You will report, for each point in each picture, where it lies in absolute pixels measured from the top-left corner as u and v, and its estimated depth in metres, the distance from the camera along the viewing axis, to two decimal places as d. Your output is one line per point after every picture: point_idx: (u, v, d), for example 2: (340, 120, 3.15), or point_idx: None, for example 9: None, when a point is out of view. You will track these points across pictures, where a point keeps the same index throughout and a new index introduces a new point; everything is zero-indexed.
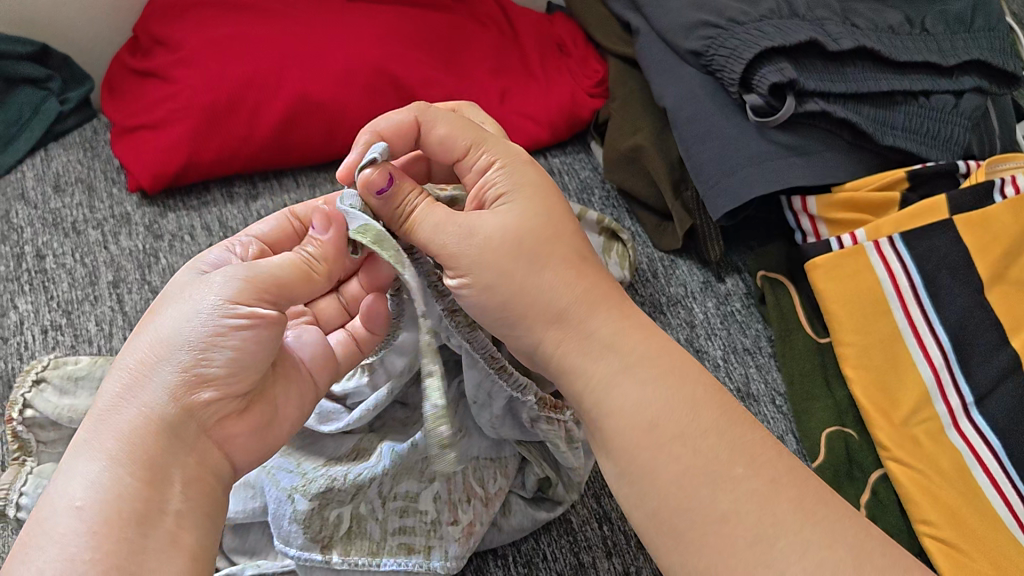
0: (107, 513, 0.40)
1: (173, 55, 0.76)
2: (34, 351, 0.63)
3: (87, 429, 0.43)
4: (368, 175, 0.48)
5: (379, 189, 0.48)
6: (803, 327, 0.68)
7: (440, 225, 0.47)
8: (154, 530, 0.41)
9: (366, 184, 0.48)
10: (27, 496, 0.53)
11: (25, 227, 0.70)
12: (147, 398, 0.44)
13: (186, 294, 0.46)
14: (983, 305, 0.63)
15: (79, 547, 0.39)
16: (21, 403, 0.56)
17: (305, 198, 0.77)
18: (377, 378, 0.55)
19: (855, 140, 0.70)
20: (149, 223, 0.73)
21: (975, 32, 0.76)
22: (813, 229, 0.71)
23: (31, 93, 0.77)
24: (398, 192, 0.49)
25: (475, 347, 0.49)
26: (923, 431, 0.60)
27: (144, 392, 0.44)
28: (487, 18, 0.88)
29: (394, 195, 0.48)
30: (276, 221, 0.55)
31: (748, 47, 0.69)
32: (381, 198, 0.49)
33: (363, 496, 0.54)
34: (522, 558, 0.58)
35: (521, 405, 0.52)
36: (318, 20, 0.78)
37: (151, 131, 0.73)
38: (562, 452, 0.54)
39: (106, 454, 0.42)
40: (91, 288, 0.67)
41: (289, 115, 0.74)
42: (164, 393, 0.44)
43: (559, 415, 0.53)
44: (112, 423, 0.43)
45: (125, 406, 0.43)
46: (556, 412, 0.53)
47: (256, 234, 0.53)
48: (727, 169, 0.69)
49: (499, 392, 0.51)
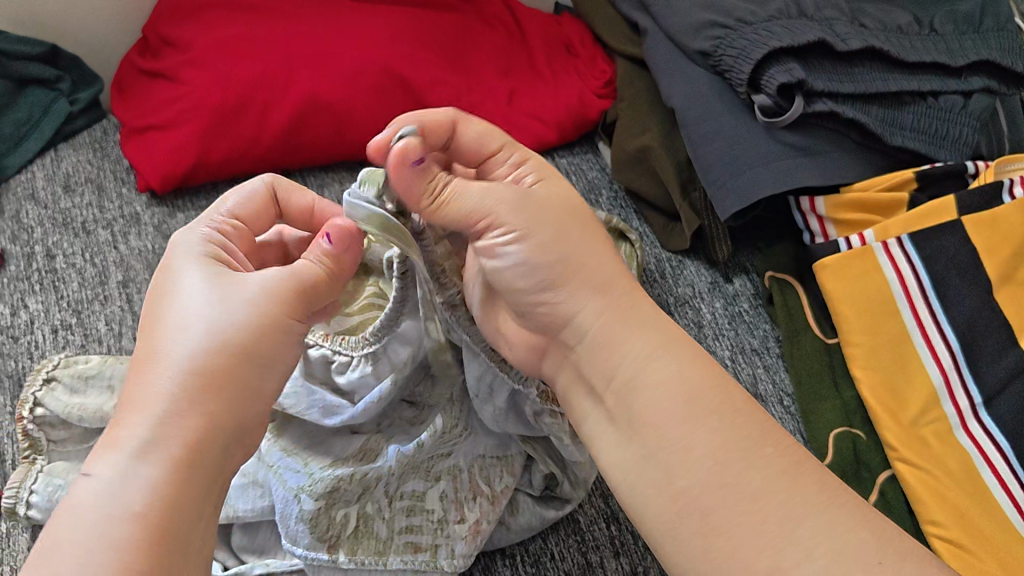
0: (166, 525, 0.39)
1: (183, 56, 0.76)
2: (44, 350, 0.64)
3: (141, 424, 0.40)
4: (406, 144, 0.43)
5: (417, 161, 0.44)
6: (812, 328, 0.68)
7: (486, 192, 0.45)
8: (195, 542, 0.41)
9: (404, 163, 0.43)
10: (38, 495, 0.54)
11: (35, 227, 0.70)
12: (208, 403, 0.42)
13: (243, 291, 0.44)
14: (991, 306, 0.63)
15: (141, 561, 0.37)
16: (32, 402, 0.57)
17: None
18: (380, 368, 0.53)
19: (863, 140, 0.70)
20: (158, 223, 0.73)
21: (984, 32, 0.76)
22: (822, 230, 0.71)
23: (42, 94, 0.78)
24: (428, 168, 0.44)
25: (474, 340, 0.49)
26: (933, 431, 0.60)
27: (207, 398, 0.42)
28: (496, 19, 0.88)
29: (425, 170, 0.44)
30: (252, 196, 0.52)
31: (756, 47, 0.69)
32: (414, 171, 0.44)
33: (371, 496, 0.55)
34: (530, 558, 0.58)
35: (523, 398, 0.52)
36: (327, 20, 0.79)
37: (161, 132, 0.74)
38: (565, 445, 0.54)
39: (164, 459, 0.40)
40: (101, 288, 0.68)
41: (298, 116, 0.74)
42: (223, 401, 0.42)
43: (560, 408, 0.52)
44: (171, 425, 0.41)
45: (184, 406, 0.41)
46: (558, 405, 0.52)
47: (230, 210, 0.51)
48: (735, 169, 0.69)
49: (499, 381, 0.51)
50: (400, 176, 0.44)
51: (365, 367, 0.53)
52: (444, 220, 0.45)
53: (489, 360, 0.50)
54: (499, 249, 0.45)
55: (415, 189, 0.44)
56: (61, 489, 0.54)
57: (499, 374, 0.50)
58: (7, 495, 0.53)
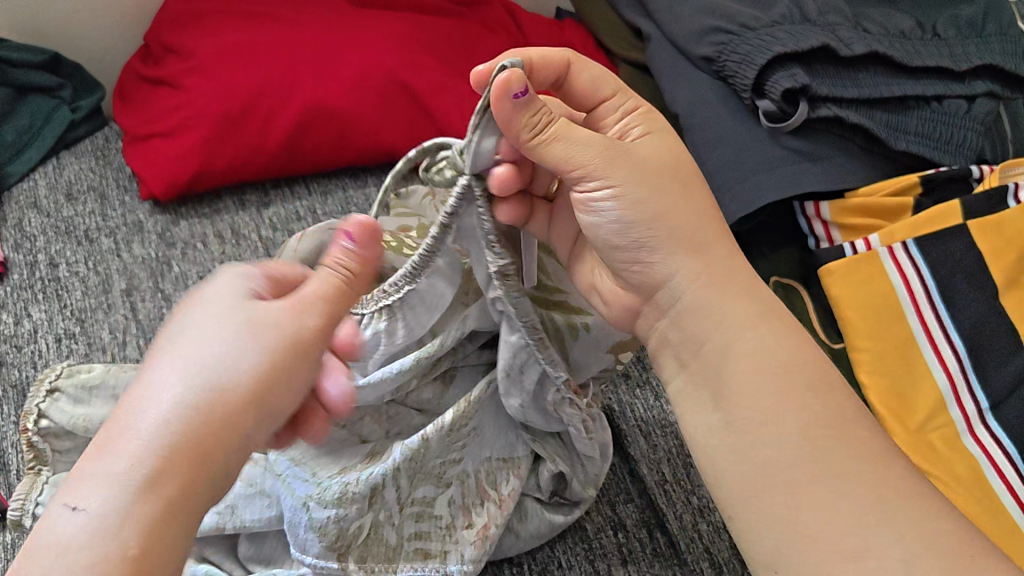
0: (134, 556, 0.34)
1: (184, 64, 0.76)
2: (48, 359, 0.63)
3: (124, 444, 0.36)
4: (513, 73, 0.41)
5: (520, 94, 0.42)
6: (818, 333, 0.68)
7: (587, 139, 0.45)
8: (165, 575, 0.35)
9: (501, 92, 0.41)
10: (43, 507, 0.53)
11: (38, 236, 0.70)
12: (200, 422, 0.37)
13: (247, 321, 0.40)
14: (997, 311, 0.63)
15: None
16: (36, 414, 0.56)
17: (318, 206, 0.77)
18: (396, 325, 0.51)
19: (867, 145, 0.71)
20: (161, 231, 0.73)
21: (988, 36, 0.76)
22: (826, 234, 0.70)
23: (43, 102, 0.77)
24: (533, 103, 0.43)
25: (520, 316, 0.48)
26: (940, 437, 0.60)
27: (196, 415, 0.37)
28: (498, 25, 0.88)
29: (530, 104, 0.42)
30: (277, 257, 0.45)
31: (761, 53, 0.69)
32: (517, 104, 0.42)
33: (381, 501, 0.53)
34: (537, 566, 0.58)
35: (551, 385, 0.52)
36: (329, 27, 0.78)
37: (163, 140, 0.73)
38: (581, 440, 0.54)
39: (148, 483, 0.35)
40: (104, 297, 0.67)
41: (301, 123, 0.74)
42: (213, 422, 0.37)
43: (582, 400, 0.53)
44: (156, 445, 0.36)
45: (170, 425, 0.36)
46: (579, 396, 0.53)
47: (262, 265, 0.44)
48: (741, 174, 0.69)
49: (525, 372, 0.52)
50: (501, 109, 0.42)
51: (376, 325, 0.51)
52: (545, 158, 0.45)
53: (529, 338, 0.49)
54: (594, 203, 0.45)
55: (513, 123, 0.43)
56: None
57: (533, 355, 0.50)
58: (13, 507, 0.53)
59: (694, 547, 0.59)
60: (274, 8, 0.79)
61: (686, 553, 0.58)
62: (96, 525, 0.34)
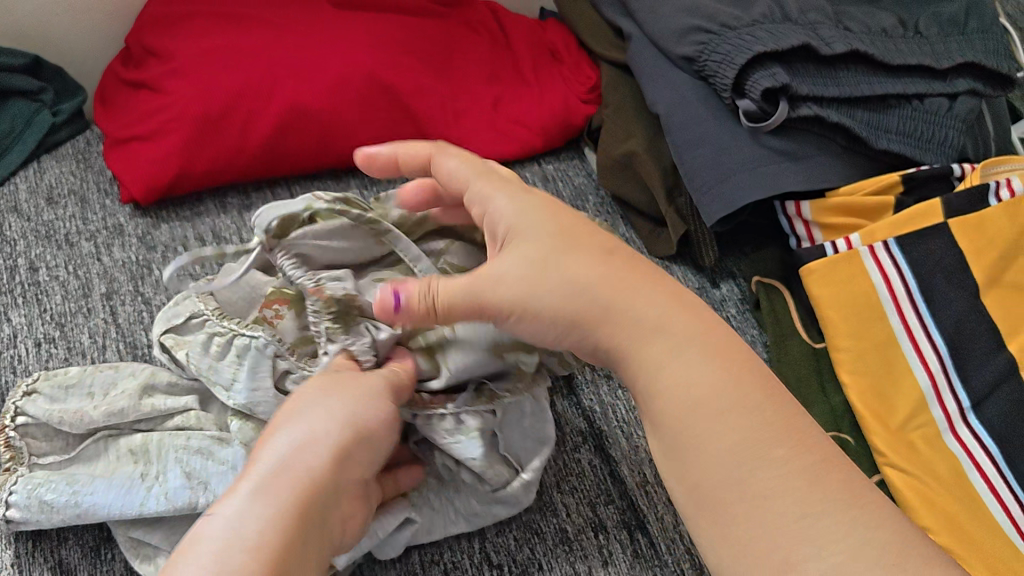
0: None
1: (165, 66, 0.76)
2: (27, 364, 0.63)
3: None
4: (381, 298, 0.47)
5: (391, 307, 0.47)
6: (799, 332, 0.68)
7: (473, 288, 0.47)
8: None
9: (384, 304, 0.47)
10: (16, 494, 0.53)
11: (18, 240, 0.70)
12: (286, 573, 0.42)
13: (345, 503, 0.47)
14: (979, 309, 0.63)
15: None
16: (12, 411, 0.56)
17: None
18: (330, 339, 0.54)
19: (848, 144, 0.70)
20: (142, 234, 0.72)
21: (969, 34, 0.76)
22: (808, 234, 0.70)
23: (24, 105, 0.77)
24: (410, 304, 0.47)
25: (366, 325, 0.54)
26: (921, 436, 0.59)
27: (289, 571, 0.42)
28: (481, 25, 0.88)
29: (409, 306, 0.47)
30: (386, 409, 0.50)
31: (740, 52, 0.69)
32: (399, 313, 0.48)
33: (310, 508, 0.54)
34: (518, 568, 0.58)
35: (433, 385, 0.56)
36: (311, 29, 0.78)
37: (144, 143, 0.73)
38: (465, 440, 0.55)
39: None
40: (84, 300, 0.67)
41: (281, 125, 0.74)
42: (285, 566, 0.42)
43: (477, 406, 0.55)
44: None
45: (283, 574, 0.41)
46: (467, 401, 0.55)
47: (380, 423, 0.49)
48: (721, 173, 0.68)
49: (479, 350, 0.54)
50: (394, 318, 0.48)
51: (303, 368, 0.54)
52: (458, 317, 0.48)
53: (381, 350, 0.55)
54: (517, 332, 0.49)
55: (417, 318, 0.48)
56: (42, 486, 0.53)
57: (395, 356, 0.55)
58: None
59: (674, 548, 0.59)
60: (256, 10, 0.79)
61: (667, 554, 0.59)
62: (241, 549, 0.41)
